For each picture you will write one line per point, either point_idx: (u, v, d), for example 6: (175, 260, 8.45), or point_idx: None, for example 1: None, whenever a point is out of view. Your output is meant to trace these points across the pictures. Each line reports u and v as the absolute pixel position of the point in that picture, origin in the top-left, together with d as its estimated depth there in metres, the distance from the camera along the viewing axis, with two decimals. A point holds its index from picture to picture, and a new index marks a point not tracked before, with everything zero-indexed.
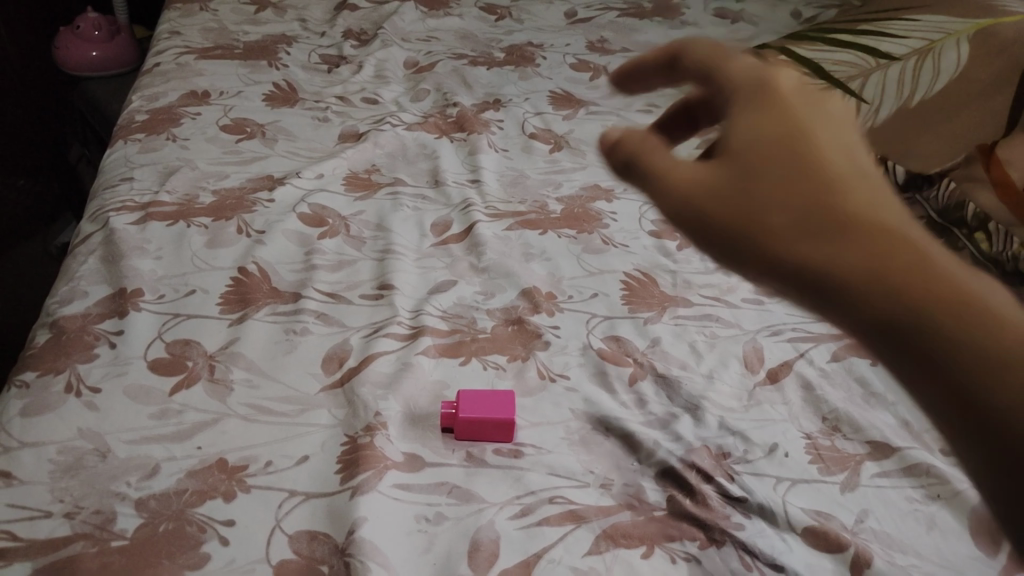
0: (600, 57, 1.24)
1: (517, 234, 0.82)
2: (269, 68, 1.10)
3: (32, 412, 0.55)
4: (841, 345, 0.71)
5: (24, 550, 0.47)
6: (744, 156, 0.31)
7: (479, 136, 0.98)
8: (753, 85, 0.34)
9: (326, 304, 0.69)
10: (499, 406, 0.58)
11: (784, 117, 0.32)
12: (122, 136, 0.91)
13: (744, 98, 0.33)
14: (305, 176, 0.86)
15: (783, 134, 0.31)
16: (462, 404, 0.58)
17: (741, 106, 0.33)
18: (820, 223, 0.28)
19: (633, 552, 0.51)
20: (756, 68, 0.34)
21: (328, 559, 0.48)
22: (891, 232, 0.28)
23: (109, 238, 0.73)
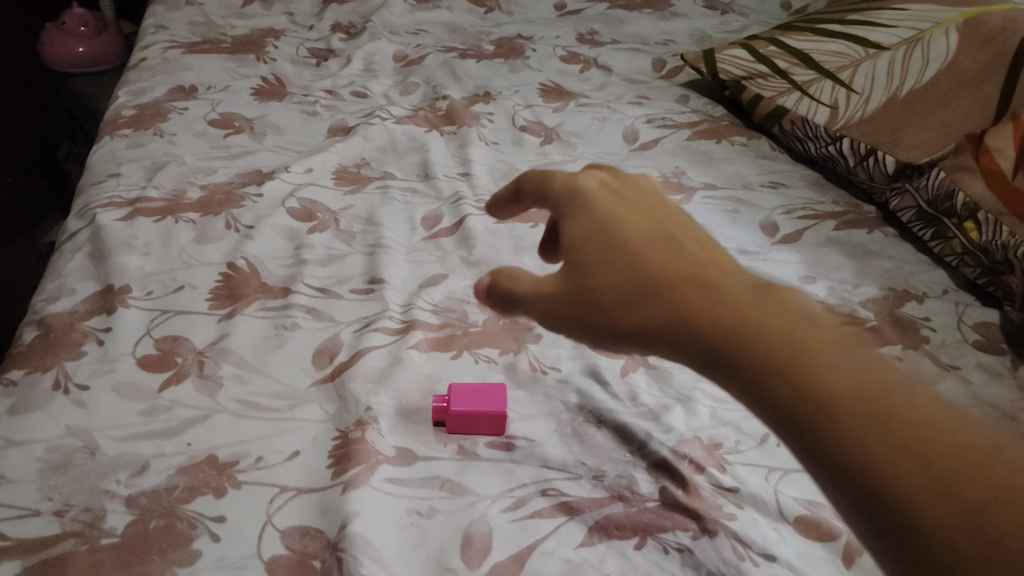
0: (590, 49, 1.24)
1: (508, 227, 0.82)
2: (257, 62, 1.09)
3: (20, 410, 0.55)
4: None
5: (13, 550, 0.47)
6: (572, 252, 0.40)
7: (469, 129, 0.98)
8: (569, 194, 0.43)
9: (316, 299, 0.69)
10: (490, 399, 0.58)
11: (594, 214, 0.41)
12: (108, 132, 0.91)
13: (564, 206, 0.43)
14: (294, 171, 0.85)
15: (595, 227, 0.40)
16: (453, 397, 0.57)
17: (564, 212, 0.42)
18: (632, 289, 0.36)
19: (626, 543, 0.51)
20: (571, 180, 0.43)
21: (320, 554, 0.48)
22: (682, 285, 0.35)
23: (96, 234, 0.73)
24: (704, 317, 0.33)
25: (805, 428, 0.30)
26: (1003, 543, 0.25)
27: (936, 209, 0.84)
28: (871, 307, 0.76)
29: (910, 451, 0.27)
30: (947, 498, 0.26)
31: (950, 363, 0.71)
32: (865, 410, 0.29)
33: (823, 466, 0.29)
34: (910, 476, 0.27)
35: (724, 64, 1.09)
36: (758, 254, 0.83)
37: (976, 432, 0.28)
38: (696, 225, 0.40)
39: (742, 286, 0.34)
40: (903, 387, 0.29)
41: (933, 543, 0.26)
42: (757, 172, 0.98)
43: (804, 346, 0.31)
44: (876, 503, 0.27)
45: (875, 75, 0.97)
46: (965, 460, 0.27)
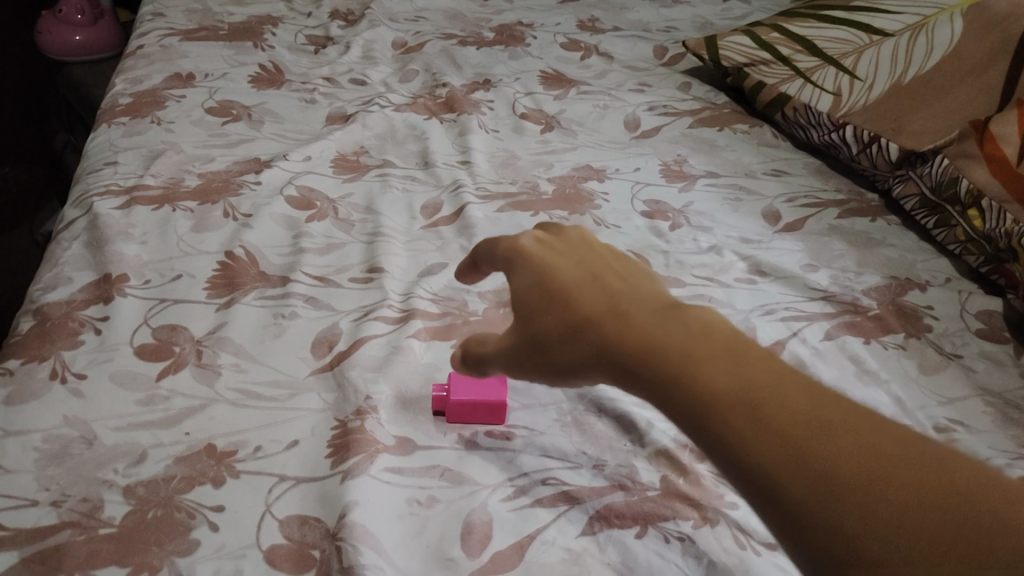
0: (591, 36, 1.23)
1: (508, 215, 0.81)
2: (255, 50, 1.08)
3: (16, 399, 0.55)
4: (834, 324, 0.71)
5: (11, 539, 0.46)
6: (515, 299, 0.45)
7: (469, 117, 0.97)
8: (507, 248, 0.48)
9: (315, 288, 0.68)
10: (490, 388, 0.57)
11: (530, 261, 0.46)
12: (105, 120, 0.90)
13: (504, 258, 0.48)
14: (292, 159, 0.85)
15: (531, 272, 0.45)
16: (453, 386, 0.57)
17: (506, 263, 0.48)
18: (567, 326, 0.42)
19: (627, 532, 0.51)
20: (510, 242, 0.49)
21: (319, 544, 0.48)
22: (607, 316, 0.40)
23: (93, 223, 0.72)
24: (626, 342, 0.39)
25: (710, 431, 0.34)
26: (869, 504, 0.31)
27: (939, 196, 0.83)
28: (874, 295, 0.76)
29: (793, 441, 0.33)
30: (824, 473, 0.32)
31: (953, 352, 0.71)
32: (757, 408, 0.34)
33: (726, 462, 0.34)
34: (797, 461, 0.32)
35: (726, 51, 1.08)
36: (761, 242, 0.82)
37: (841, 418, 0.34)
38: (618, 261, 0.46)
39: (656, 313, 0.40)
40: (785, 386, 0.35)
41: (815, 512, 0.31)
42: (760, 160, 0.97)
43: (706, 360, 0.36)
44: (769, 486, 0.32)
45: (879, 61, 0.95)
46: (835, 443, 0.33)
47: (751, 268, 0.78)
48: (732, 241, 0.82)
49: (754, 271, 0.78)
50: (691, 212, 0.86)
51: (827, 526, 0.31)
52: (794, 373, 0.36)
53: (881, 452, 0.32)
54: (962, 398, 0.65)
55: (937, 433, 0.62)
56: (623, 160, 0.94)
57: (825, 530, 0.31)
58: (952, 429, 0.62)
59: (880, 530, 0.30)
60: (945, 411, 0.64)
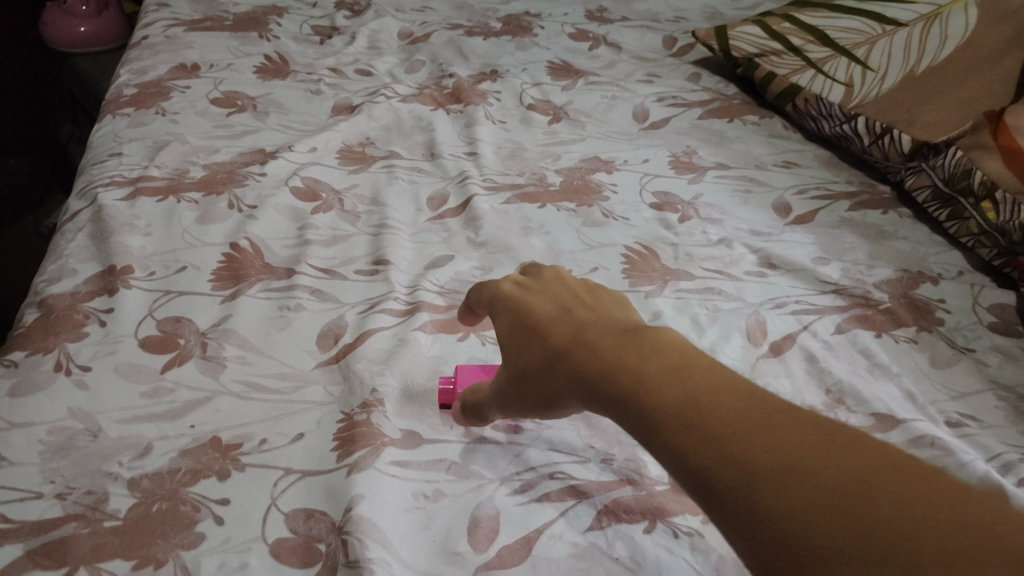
0: (599, 26, 1.21)
1: (515, 207, 0.80)
2: (260, 40, 1.07)
3: (21, 391, 0.54)
4: (845, 318, 0.70)
5: (15, 532, 0.46)
6: (501, 339, 0.52)
7: (475, 108, 0.96)
8: (493, 294, 0.55)
9: (320, 280, 0.68)
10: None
11: (511, 304, 0.53)
12: (110, 111, 0.89)
13: (489, 303, 0.55)
14: (297, 150, 0.84)
15: (511, 313, 0.52)
16: (461, 380, 0.57)
17: (492, 308, 0.55)
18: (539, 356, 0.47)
19: (635, 527, 0.50)
20: (495, 289, 0.55)
21: (324, 537, 0.48)
22: (573, 343, 0.45)
23: (98, 215, 0.72)
24: (587, 362, 0.43)
25: (659, 437, 0.38)
26: (804, 498, 0.32)
27: (953, 188, 0.82)
28: (886, 288, 0.75)
29: (733, 442, 0.35)
30: (762, 470, 0.34)
31: (966, 346, 0.69)
32: (702, 416, 0.37)
33: (675, 467, 0.37)
34: (736, 460, 0.34)
35: (736, 41, 1.06)
36: (771, 235, 0.81)
37: (783, 422, 0.36)
38: (589, 294, 0.51)
39: (617, 336, 0.44)
40: (730, 397, 0.38)
41: (752, 506, 0.33)
42: (770, 152, 0.96)
43: (657, 376, 0.40)
44: (712, 485, 0.35)
45: (892, 52, 0.94)
46: (774, 445, 0.35)
47: (761, 261, 0.77)
48: (742, 234, 0.81)
49: (765, 264, 0.77)
50: (701, 204, 0.85)
51: (764, 519, 0.32)
52: (740, 384, 0.39)
53: (817, 453, 0.34)
54: (975, 392, 0.64)
55: (950, 428, 0.61)
56: (632, 151, 0.93)
57: (763, 525, 0.32)
58: (964, 424, 0.61)
59: (816, 523, 0.31)
60: (957, 405, 0.63)
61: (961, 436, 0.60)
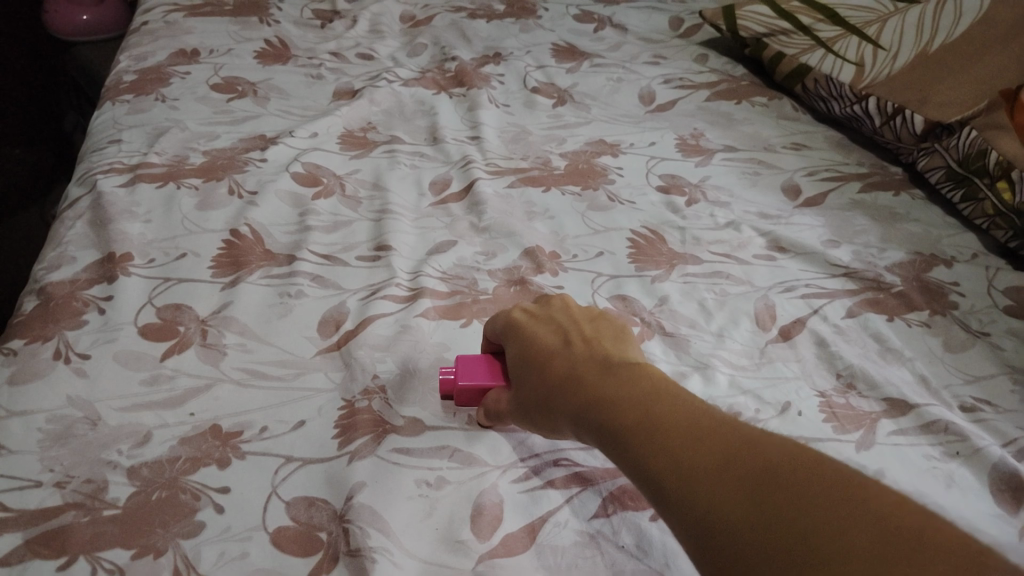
0: (604, 8, 1.19)
1: (519, 192, 0.79)
2: (260, 25, 1.06)
3: (20, 379, 0.54)
4: (856, 301, 0.69)
5: (15, 521, 0.46)
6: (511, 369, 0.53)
7: (479, 91, 0.94)
8: (502, 321, 0.55)
9: (322, 266, 0.67)
10: (498, 371, 0.56)
11: (518, 335, 0.53)
12: (110, 98, 0.88)
13: (499, 330, 0.55)
14: (299, 135, 0.83)
15: (516, 342, 0.53)
16: (460, 369, 0.55)
17: (501, 335, 0.55)
18: (540, 389, 0.48)
19: (641, 514, 0.49)
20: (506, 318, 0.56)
21: (326, 526, 0.47)
22: (568, 373, 0.47)
23: (97, 202, 0.71)
24: (575, 392, 0.45)
25: (630, 456, 0.40)
26: (750, 507, 0.33)
27: (967, 168, 0.80)
28: (898, 271, 0.73)
29: (691, 457, 0.37)
30: (715, 483, 0.35)
31: (980, 330, 0.68)
32: (667, 436, 0.39)
33: (643, 483, 0.38)
34: (692, 474, 0.36)
35: (744, 21, 1.04)
36: (780, 218, 0.79)
37: (741, 439, 0.37)
38: (588, 322, 0.52)
39: (604, 366, 0.46)
40: (691, 417, 0.39)
41: (702, 516, 0.34)
42: (779, 133, 0.94)
43: (631, 400, 0.42)
44: (670, 497, 0.36)
45: (904, 29, 0.92)
46: (727, 459, 0.36)
47: (770, 245, 0.76)
48: (750, 217, 0.79)
49: (773, 247, 0.75)
50: (708, 186, 0.83)
51: (712, 526, 0.34)
52: (710, 406, 0.40)
53: (769, 465, 0.34)
54: (990, 376, 0.63)
55: (964, 413, 0.59)
56: (637, 134, 0.91)
57: (711, 534, 0.33)
58: (980, 409, 0.60)
59: (757, 530, 0.32)
60: (972, 390, 0.61)
61: (975, 421, 0.58)
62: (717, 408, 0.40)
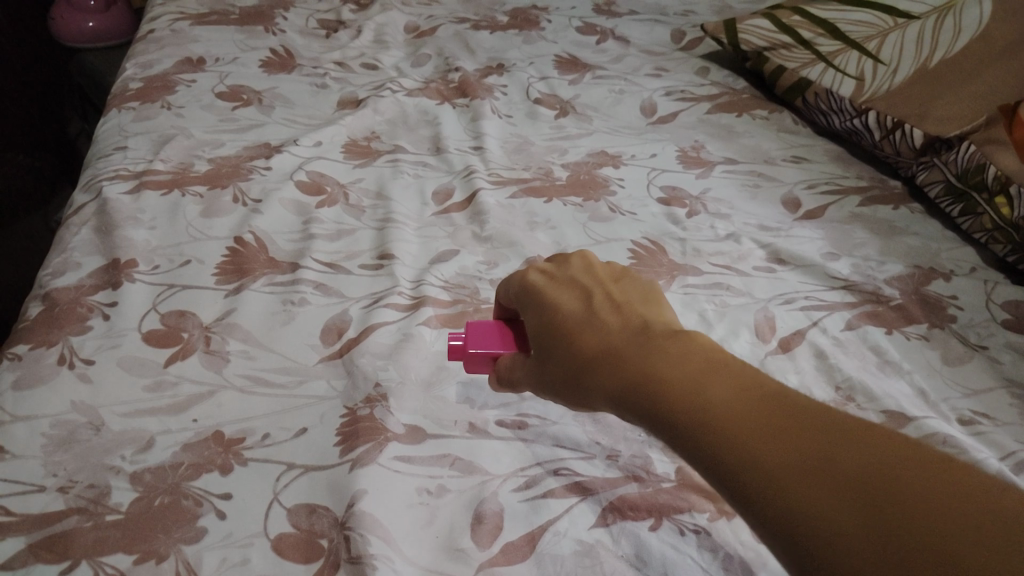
0: (607, 20, 1.20)
1: (521, 202, 0.80)
2: (266, 34, 1.07)
3: (25, 385, 0.54)
4: (855, 314, 0.69)
5: (18, 525, 0.46)
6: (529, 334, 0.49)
7: (481, 102, 0.95)
8: (517, 283, 0.53)
9: (325, 274, 0.67)
10: (509, 340, 0.55)
11: (538, 299, 0.50)
12: (116, 105, 0.89)
13: (514, 292, 0.53)
14: (303, 144, 0.84)
15: (536, 309, 0.49)
16: (470, 334, 0.55)
17: (518, 299, 0.52)
18: (570, 363, 0.44)
19: (641, 524, 0.50)
20: (522, 279, 0.52)
21: (327, 533, 0.47)
22: (603, 346, 0.43)
23: (103, 208, 0.71)
24: (612, 365, 0.41)
25: (685, 439, 0.36)
26: (843, 498, 0.29)
27: (965, 183, 0.81)
28: (897, 284, 0.74)
29: (761, 441, 0.33)
30: (797, 472, 0.31)
31: (979, 343, 0.68)
32: (727, 416, 0.35)
33: (704, 468, 0.34)
34: (767, 461, 0.32)
35: (745, 35, 1.05)
36: (780, 230, 0.80)
37: (816, 422, 0.33)
38: (614, 287, 0.49)
39: (642, 337, 0.42)
40: (753, 394, 0.35)
41: (785, 509, 0.30)
42: (779, 146, 0.95)
43: (679, 374, 0.38)
44: (740, 487, 0.32)
45: (903, 44, 0.93)
46: (794, 438, 0.32)
47: (770, 257, 0.76)
48: (750, 229, 0.80)
49: (773, 260, 0.76)
50: (709, 199, 0.84)
51: (799, 520, 0.30)
52: (769, 380, 0.37)
53: (857, 453, 0.31)
54: (989, 390, 0.63)
55: (962, 426, 0.60)
56: (639, 145, 0.92)
57: (798, 527, 0.30)
58: (978, 422, 0.60)
59: (857, 526, 0.29)
60: (970, 403, 0.62)
61: (973, 434, 0.59)
62: (776, 383, 0.36)
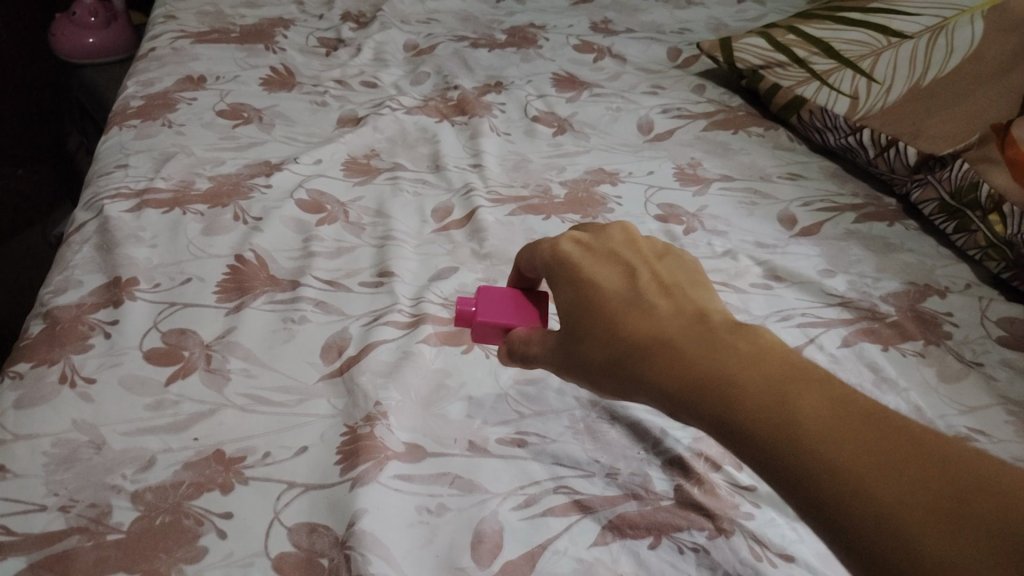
0: (604, 38, 1.22)
1: (520, 219, 0.80)
2: (267, 52, 1.08)
3: (26, 404, 0.54)
4: (852, 331, 0.70)
5: (19, 545, 0.46)
6: (559, 311, 0.48)
7: (480, 119, 0.96)
8: (550, 253, 0.52)
9: (325, 292, 0.68)
10: (518, 308, 0.56)
11: (574, 274, 0.49)
12: (117, 123, 0.90)
13: (546, 263, 0.52)
14: (303, 162, 0.84)
15: (572, 284, 0.48)
16: (481, 303, 0.56)
17: (548, 270, 0.51)
18: (608, 351, 0.43)
19: (641, 542, 0.50)
20: (555, 250, 0.51)
21: (327, 552, 0.47)
22: (655, 334, 0.42)
23: (104, 226, 0.72)
24: (658, 352, 0.41)
25: (757, 444, 0.35)
26: (908, 499, 0.30)
27: (959, 200, 0.82)
28: (893, 301, 0.74)
29: (841, 449, 0.32)
30: (890, 487, 0.31)
31: (974, 360, 0.69)
32: (790, 413, 0.34)
33: (760, 463, 0.35)
34: (852, 473, 0.32)
35: (740, 53, 1.07)
36: (776, 247, 0.81)
37: (902, 434, 0.33)
38: (659, 268, 0.48)
39: (698, 328, 0.41)
40: (830, 398, 0.35)
41: (877, 525, 0.30)
42: (775, 163, 0.96)
43: (748, 374, 0.37)
44: (801, 483, 0.33)
45: (897, 63, 0.94)
46: (854, 434, 0.33)
47: (767, 274, 0.77)
48: (747, 246, 0.81)
49: (771, 277, 0.77)
50: (706, 216, 0.85)
51: (893, 535, 0.30)
52: (841, 381, 0.36)
53: (942, 469, 0.31)
54: (985, 407, 0.64)
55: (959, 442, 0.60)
56: (636, 163, 0.93)
57: (871, 532, 0.30)
58: (974, 439, 0.60)
59: (926, 526, 0.29)
60: (966, 419, 0.62)
61: None
62: (829, 375, 0.37)
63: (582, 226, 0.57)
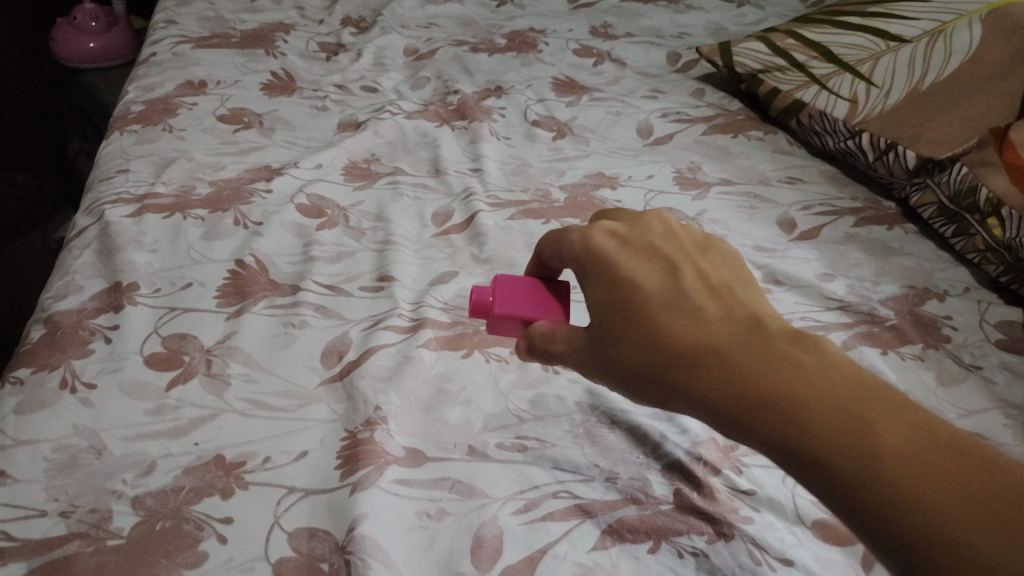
0: (603, 42, 1.22)
1: (519, 223, 0.80)
2: (267, 57, 1.08)
3: (26, 410, 0.54)
4: (851, 335, 0.70)
5: (20, 550, 0.46)
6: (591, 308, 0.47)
7: (480, 124, 0.97)
8: (580, 242, 0.50)
9: (324, 296, 0.68)
10: (536, 303, 0.55)
11: (608, 268, 0.47)
12: (117, 128, 0.90)
13: (574, 254, 0.50)
14: (304, 167, 0.85)
15: (606, 280, 0.47)
16: (499, 294, 0.55)
17: (578, 262, 0.49)
18: (649, 353, 0.43)
19: (640, 547, 0.50)
20: (586, 240, 0.49)
21: (327, 557, 0.47)
22: (701, 340, 0.42)
23: (105, 231, 0.72)
24: (704, 359, 0.41)
25: (812, 456, 0.35)
26: (954, 509, 0.31)
27: (958, 204, 0.82)
28: (892, 305, 0.74)
29: (889, 459, 0.33)
30: (948, 504, 0.31)
31: (973, 363, 0.69)
32: (840, 425, 0.35)
33: (807, 471, 0.35)
34: (900, 483, 0.32)
35: (739, 58, 1.07)
36: (776, 251, 0.81)
37: (951, 448, 0.33)
38: (702, 265, 0.48)
39: (745, 336, 0.42)
40: (880, 409, 0.35)
41: (925, 534, 0.31)
42: (774, 167, 0.96)
43: (802, 388, 0.37)
44: (849, 493, 0.33)
45: (897, 67, 0.94)
46: (901, 446, 0.34)
47: (766, 277, 0.77)
48: (746, 250, 0.81)
49: (770, 280, 0.76)
50: (705, 220, 0.85)
51: (940, 544, 0.31)
52: (893, 394, 0.37)
53: (985, 481, 0.32)
54: (984, 410, 0.64)
55: None
56: (636, 167, 0.93)
57: (919, 540, 0.31)
58: None
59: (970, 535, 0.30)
60: (965, 423, 0.62)
61: None
62: (876, 385, 0.37)
63: (611, 214, 0.55)
